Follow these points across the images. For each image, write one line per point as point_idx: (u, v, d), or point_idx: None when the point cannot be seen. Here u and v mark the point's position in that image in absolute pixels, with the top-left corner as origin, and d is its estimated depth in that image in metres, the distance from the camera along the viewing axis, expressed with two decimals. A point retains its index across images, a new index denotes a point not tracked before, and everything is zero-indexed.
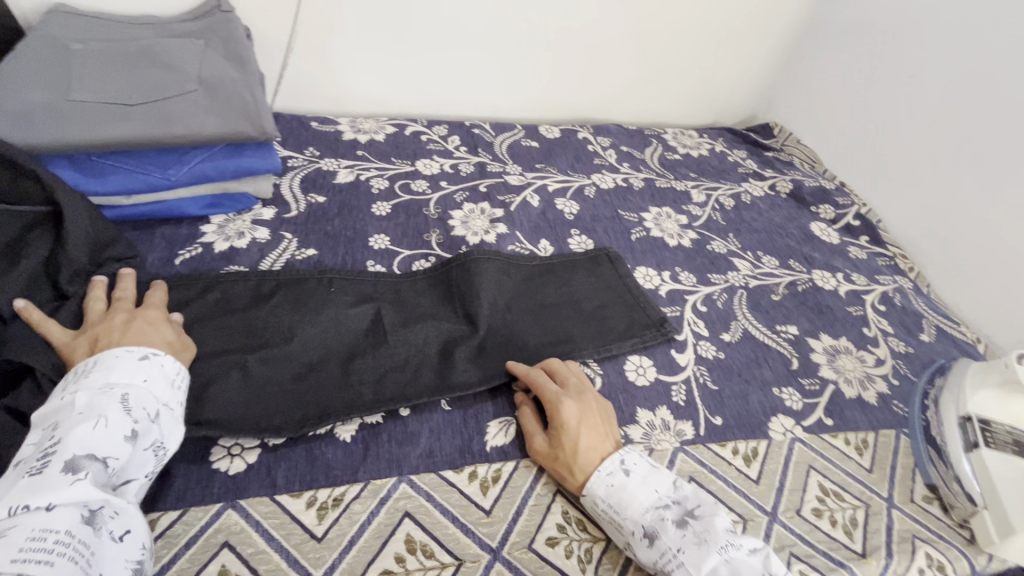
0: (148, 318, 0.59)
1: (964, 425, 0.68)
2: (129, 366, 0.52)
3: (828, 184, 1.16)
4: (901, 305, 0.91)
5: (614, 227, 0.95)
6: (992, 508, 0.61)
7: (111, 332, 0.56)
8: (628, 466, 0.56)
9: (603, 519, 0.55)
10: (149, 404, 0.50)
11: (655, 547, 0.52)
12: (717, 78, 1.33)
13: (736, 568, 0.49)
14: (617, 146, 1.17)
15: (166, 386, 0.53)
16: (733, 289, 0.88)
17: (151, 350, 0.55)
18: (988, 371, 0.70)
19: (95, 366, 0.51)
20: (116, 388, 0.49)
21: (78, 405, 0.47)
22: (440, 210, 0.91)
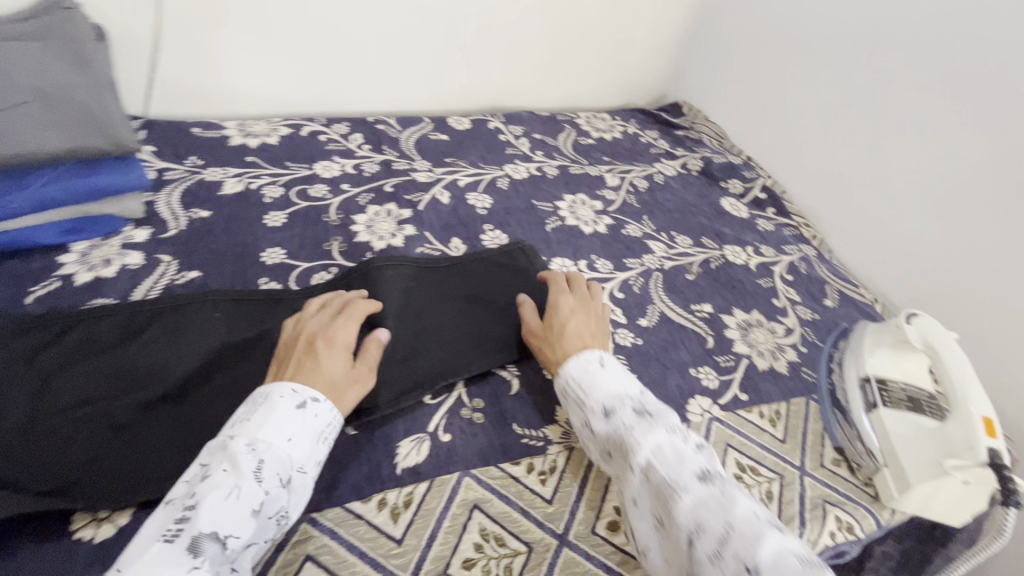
0: (327, 343, 0.58)
1: (864, 385, 0.70)
2: (282, 417, 0.49)
3: (735, 159, 1.19)
4: (806, 273, 0.95)
5: (528, 219, 0.93)
6: (891, 466, 0.63)
7: (296, 359, 0.56)
8: (606, 362, 0.62)
9: (569, 398, 0.60)
10: (283, 467, 0.47)
11: (610, 421, 0.56)
12: (626, 59, 1.32)
13: (681, 452, 0.52)
14: (530, 134, 1.15)
15: (313, 444, 0.50)
16: (649, 272, 0.88)
17: (314, 396, 0.52)
18: (882, 332, 0.73)
19: (261, 404, 0.50)
20: (261, 447, 0.47)
21: (225, 456, 0.45)
22: (342, 215, 0.85)
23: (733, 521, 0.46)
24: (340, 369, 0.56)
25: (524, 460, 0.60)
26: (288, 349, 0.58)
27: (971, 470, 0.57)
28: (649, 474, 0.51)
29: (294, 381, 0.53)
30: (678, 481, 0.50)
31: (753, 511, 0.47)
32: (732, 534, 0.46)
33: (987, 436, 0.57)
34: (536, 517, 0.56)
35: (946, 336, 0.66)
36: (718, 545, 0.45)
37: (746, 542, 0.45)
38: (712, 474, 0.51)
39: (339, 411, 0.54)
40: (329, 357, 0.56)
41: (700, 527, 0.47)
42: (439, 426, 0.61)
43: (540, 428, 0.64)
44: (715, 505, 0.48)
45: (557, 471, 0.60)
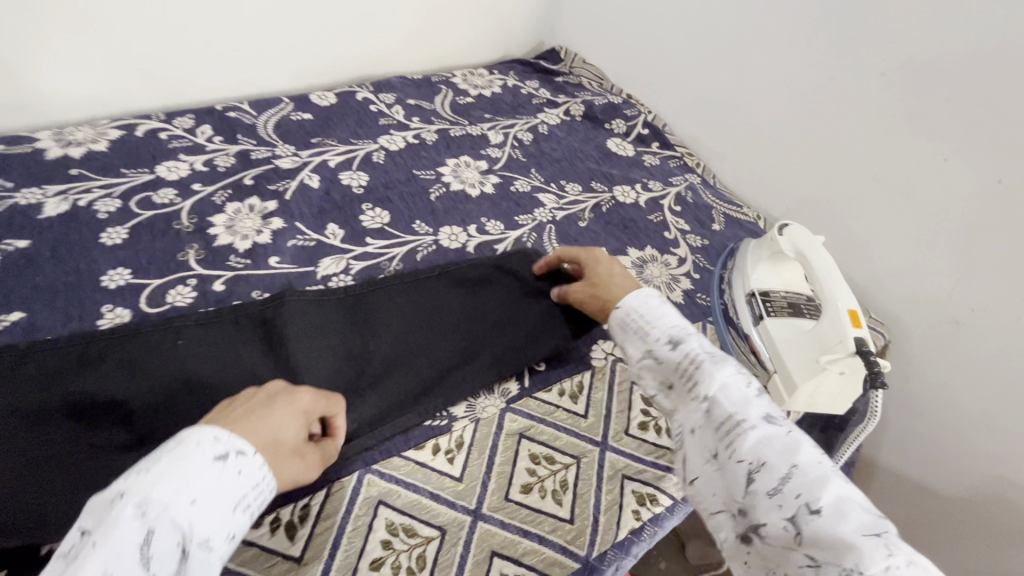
0: (289, 393, 0.47)
1: (750, 300, 0.72)
2: (193, 473, 0.36)
3: (616, 98, 1.18)
4: (693, 202, 0.97)
5: (410, 191, 0.88)
6: (779, 371, 0.66)
7: (247, 405, 0.44)
8: (663, 301, 0.58)
9: (628, 330, 0.57)
10: (180, 538, 0.35)
11: (679, 350, 0.52)
12: (494, 10, 1.26)
13: (748, 392, 0.48)
14: (403, 101, 1.08)
15: (230, 506, 0.37)
16: (542, 226, 0.87)
17: (242, 448, 0.39)
18: (761, 246, 0.76)
19: (169, 450, 0.37)
20: (155, 516, 0.34)
21: (102, 527, 0.32)
22: (196, 219, 0.76)
23: (798, 461, 0.42)
24: (290, 432, 0.44)
25: (428, 443, 0.58)
26: (242, 392, 0.46)
27: (844, 361, 0.60)
28: (711, 408, 0.48)
29: (228, 427, 0.41)
30: (744, 417, 0.46)
31: (818, 454, 0.43)
32: (796, 474, 0.41)
33: (853, 327, 0.61)
34: (446, 499, 0.54)
35: (813, 242, 0.70)
36: (779, 482, 0.42)
37: (810, 485, 0.41)
38: (776, 416, 0.46)
39: (272, 472, 0.41)
40: (286, 411, 0.45)
41: (761, 463, 0.43)
42: None
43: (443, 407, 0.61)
44: (780, 444, 0.44)
45: (465, 446, 0.58)
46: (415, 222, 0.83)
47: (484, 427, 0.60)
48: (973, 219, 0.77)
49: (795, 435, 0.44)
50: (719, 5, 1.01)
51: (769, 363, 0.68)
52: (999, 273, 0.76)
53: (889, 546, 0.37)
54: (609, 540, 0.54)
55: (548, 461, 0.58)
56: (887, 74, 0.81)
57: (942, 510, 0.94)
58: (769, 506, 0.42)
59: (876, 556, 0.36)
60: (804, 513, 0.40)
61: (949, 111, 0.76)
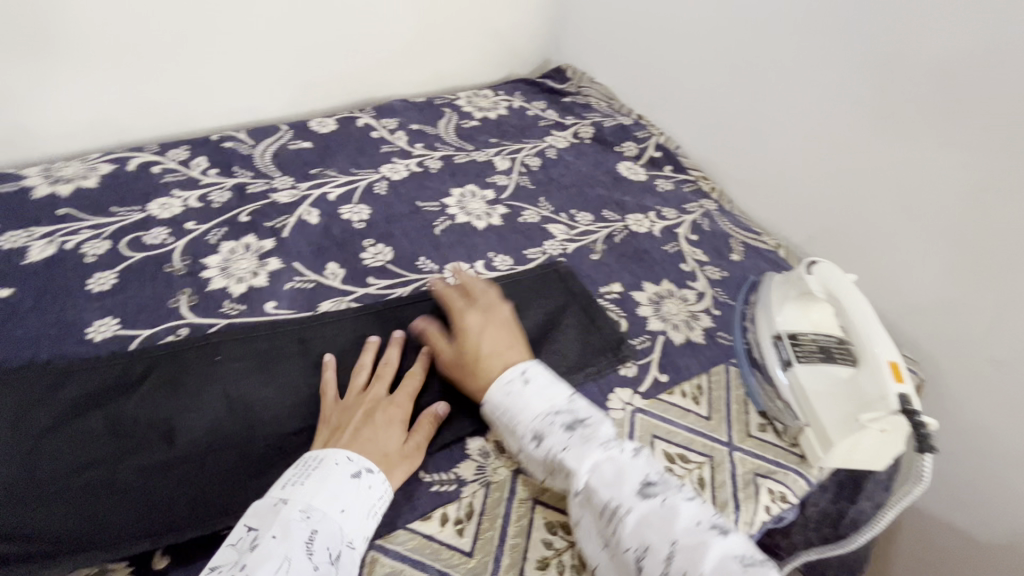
0: (387, 411, 0.56)
1: (777, 343, 0.68)
2: (337, 486, 0.47)
3: (626, 119, 1.14)
4: (710, 231, 0.93)
5: (414, 225, 0.84)
6: (813, 424, 0.62)
7: (354, 426, 0.54)
8: (529, 377, 0.57)
9: (497, 426, 0.57)
10: (334, 539, 0.44)
11: (541, 447, 0.53)
12: (499, 30, 1.23)
13: (622, 467, 0.51)
14: (406, 126, 1.04)
15: (364, 518, 0.47)
16: (553, 260, 0.82)
17: (369, 467, 0.50)
18: (788, 284, 0.71)
19: (316, 468, 0.48)
20: (314, 517, 0.44)
21: (277, 522, 0.43)
22: (189, 261, 0.72)
23: (677, 537, 0.46)
24: (395, 442, 0.54)
25: (435, 513, 0.53)
26: (344, 414, 0.55)
27: (887, 420, 0.56)
28: (591, 496, 0.50)
29: (350, 449, 0.51)
30: (620, 500, 0.49)
31: (693, 519, 0.47)
32: (676, 550, 0.45)
33: (895, 381, 0.56)
34: None
35: (843, 281, 0.65)
36: (664, 565, 0.45)
37: (692, 560, 0.44)
38: (652, 483, 0.50)
39: (390, 483, 0.51)
40: (389, 427, 0.55)
41: (645, 547, 0.46)
42: None
43: (451, 471, 0.57)
44: (659, 519, 0.47)
45: (475, 515, 0.54)
46: (420, 259, 0.79)
47: (495, 492, 0.56)
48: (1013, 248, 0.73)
49: (670, 505, 0.48)
50: (734, 25, 0.97)
51: (800, 414, 0.63)
52: None
53: None
54: None
55: (565, 531, 0.54)
56: (918, 100, 0.78)
57: (983, 558, 0.87)
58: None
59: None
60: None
61: (988, 139, 0.72)
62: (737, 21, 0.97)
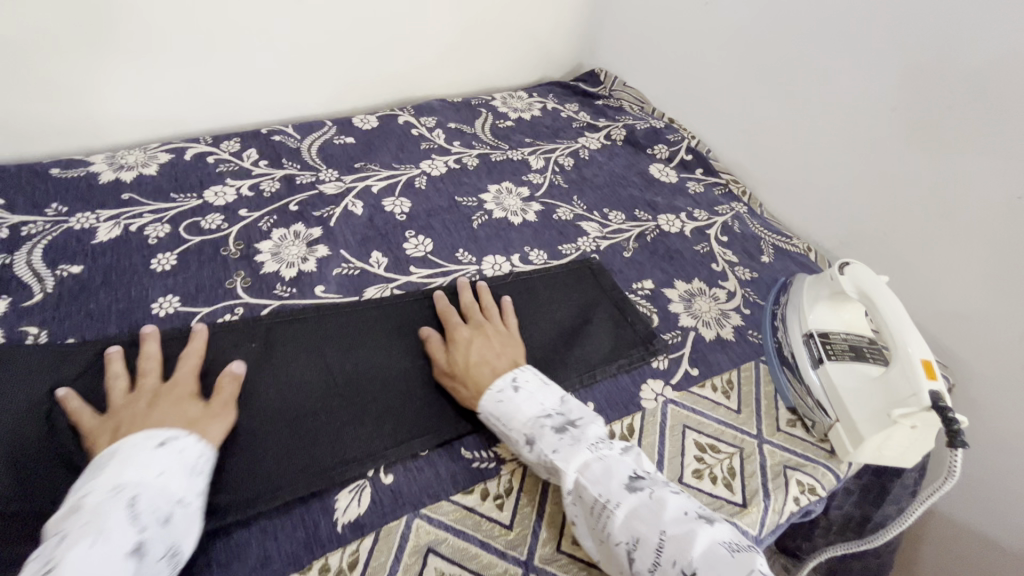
0: (137, 399, 0.53)
1: (808, 341, 0.70)
2: (140, 459, 0.46)
3: (658, 122, 1.16)
4: (740, 232, 0.94)
5: (453, 218, 0.87)
6: (843, 420, 0.63)
7: (134, 411, 0.51)
8: (519, 383, 0.59)
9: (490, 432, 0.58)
10: (161, 501, 0.44)
11: (534, 449, 0.54)
12: (534, 34, 1.26)
13: (609, 464, 0.52)
14: (445, 124, 1.08)
15: (185, 477, 0.47)
16: (586, 256, 0.85)
17: (172, 433, 0.49)
18: (819, 284, 0.73)
19: (114, 454, 0.46)
20: (128, 489, 0.43)
21: (86, 506, 0.42)
22: (243, 245, 0.76)
23: (665, 527, 0.47)
24: (195, 409, 0.53)
25: (476, 488, 0.56)
26: (126, 403, 0.52)
27: (918, 416, 0.57)
28: (582, 494, 0.51)
29: (150, 424, 0.49)
30: (609, 496, 0.50)
31: (681, 509, 0.48)
32: (665, 541, 0.46)
33: (928, 378, 0.57)
34: (496, 548, 0.52)
35: (876, 281, 0.67)
36: (655, 556, 0.46)
37: (680, 549, 0.45)
38: (640, 478, 0.51)
39: (206, 444, 0.51)
40: (170, 405, 0.53)
41: (636, 539, 0.47)
42: (380, 466, 0.56)
43: (491, 450, 0.60)
44: (648, 512, 0.48)
45: (514, 491, 0.57)
46: (459, 250, 0.82)
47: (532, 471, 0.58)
48: None
49: (658, 496, 0.49)
50: (769, 31, 0.99)
51: (830, 411, 0.65)
52: None
53: None
54: None
55: None
56: (954, 109, 0.78)
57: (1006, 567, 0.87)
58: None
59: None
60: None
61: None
62: (771, 27, 0.98)
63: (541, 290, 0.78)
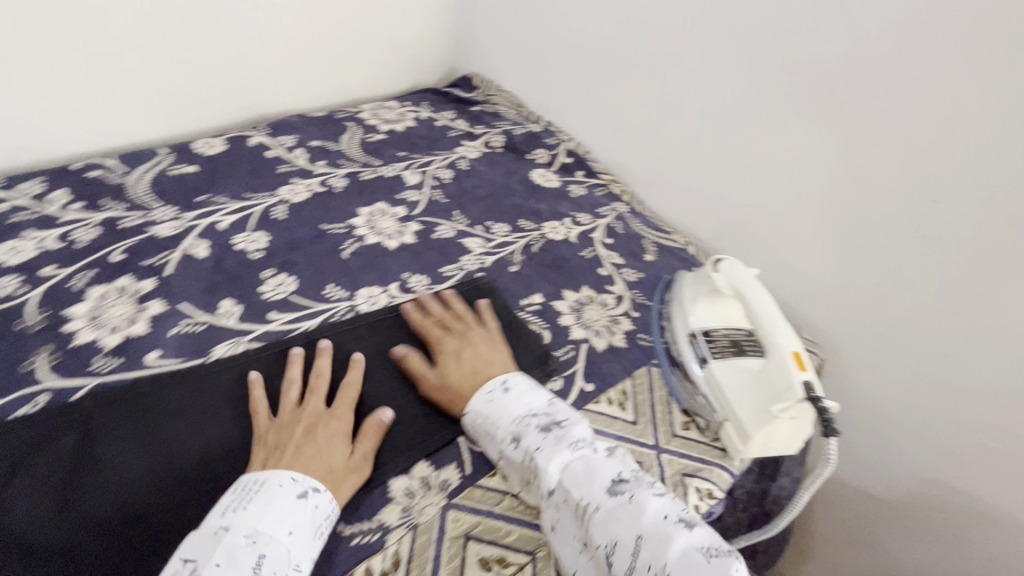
0: (319, 427, 0.55)
1: (693, 341, 0.70)
2: (281, 508, 0.46)
3: (535, 126, 1.14)
4: (624, 233, 0.95)
5: (319, 249, 0.78)
6: (730, 418, 0.64)
7: (295, 444, 0.52)
8: (509, 383, 0.59)
9: (477, 432, 0.58)
10: (281, 565, 0.44)
11: (521, 448, 0.54)
12: (399, 39, 1.19)
13: (593, 465, 0.51)
14: (306, 143, 0.98)
15: (310, 538, 0.46)
16: (471, 275, 0.80)
17: (315, 486, 0.49)
18: (697, 283, 0.74)
19: (258, 492, 0.47)
20: (260, 541, 0.44)
21: (219, 552, 0.42)
22: (47, 313, 0.62)
23: (643, 530, 0.46)
24: (341, 457, 0.53)
25: (359, 569, 0.49)
26: (283, 433, 0.54)
27: (794, 408, 0.58)
28: (565, 496, 0.50)
29: (294, 469, 0.50)
30: (589, 499, 0.49)
31: (662, 512, 0.47)
32: (642, 545, 0.45)
33: (799, 370, 0.59)
34: None
35: (747, 276, 0.69)
36: (631, 559, 0.45)
37: (656, 552, 0.44)
38: (625, 480, 0.50)
39: (337, 500, 0.50)
40: (331, 443, 0.54)
41: (614, 543, 0.46)
42: None
43: (374, 519, 0.53)
44: (625, 514, 0.47)
45: (403, 563, 0.50)
46: (328, 286, 0.73)
47: (423, 535, 0.52)
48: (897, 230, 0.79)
49: (637, 498, 0.48)
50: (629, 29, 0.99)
51: (718, 409, 0.66)
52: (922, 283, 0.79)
53: None
54: None
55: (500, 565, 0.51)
56: (800, 99, 0.83)
57: (888, 517, 0.94)
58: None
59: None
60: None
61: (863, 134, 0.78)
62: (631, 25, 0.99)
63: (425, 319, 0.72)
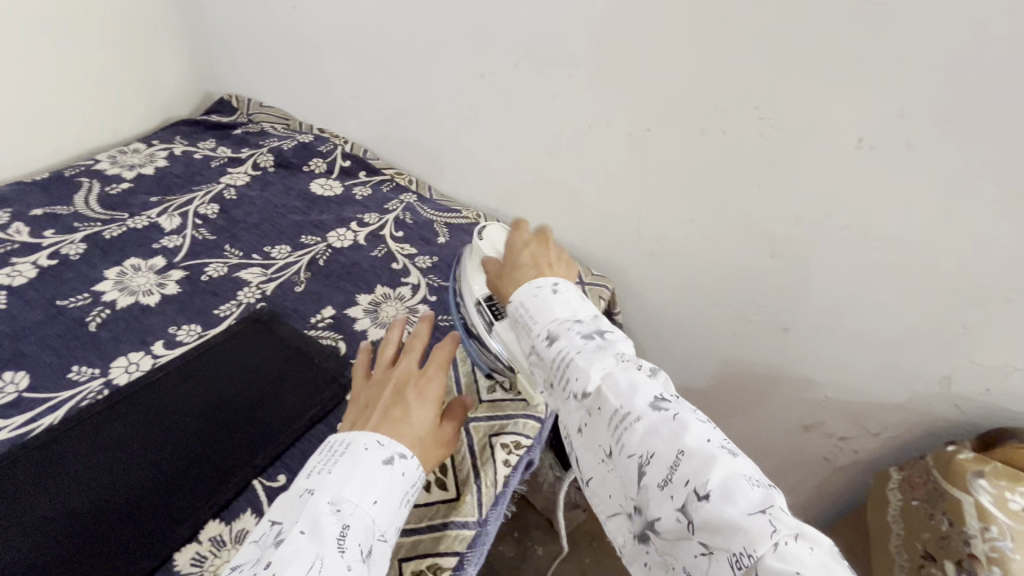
0: (413, 387, 0.55)
1: (479, 308, 0.68)
2: (368, 473, 0.46)
3: (307, 135, 1.10)
4: (414, 222, 0.96)
5: (55, 331, 0.68)
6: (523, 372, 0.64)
7: (384, 404, 0.53)
8: (559, 286, 0.57)
9: (520, 325, 0.56)
10: (366, 534, 0.44)
11: (556, 349, 0.51)
12: (122, 72, 1.05)
13: (636, 380, 0.46)
14: (25, 214, 0.84)
15: (395, 505, 0.47)
16: (251, 308, 0.76)
17: (400, 451, 0.49)
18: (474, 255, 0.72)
19: (344, 455, 0.48)
20: (347, 508, 0.44)
21: (308, 517, 0.43)
22: None
23: (683, 446, 0.41)
24: (426, 425, 0.53)
25: None
26: (376, 395, 0.55)
27: None
28: (599, 401, 0.47)
29: (379, 432, 0.50)
30: (630, 408, 0.45)
31: (707, 434, 0.42)
32: (682, 460, 0.41)
33: None
34: None
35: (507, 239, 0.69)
36: (668, 472, 0.41)
37: (696, 469, 0.40)
38: (667, 397, 0.46)
39: (422, 470, 0.51)
40: (417, 410, 0.53)
41: (651, 454, 0.43)
42: None
43: None
44: (668, 429, 0.43)
45: None
46: (72, 368, 0.65)
47: None
48: (635, 168, 0.85)
49: (682, 416, 0.43)
50: (348, 15, 0.94)
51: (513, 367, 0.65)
52: (669, 206, 0.86)
53: (774, 522, 0.36)
54: None
55: None
56: None
57: (709, 404, 1.07)
58: (662, 498, 0.41)
59: (760, 536, 0.36)
60: (691, 500, 0.39)
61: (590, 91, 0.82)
62: (348, 10, 0.93)
63: (202, 368, 0.67)
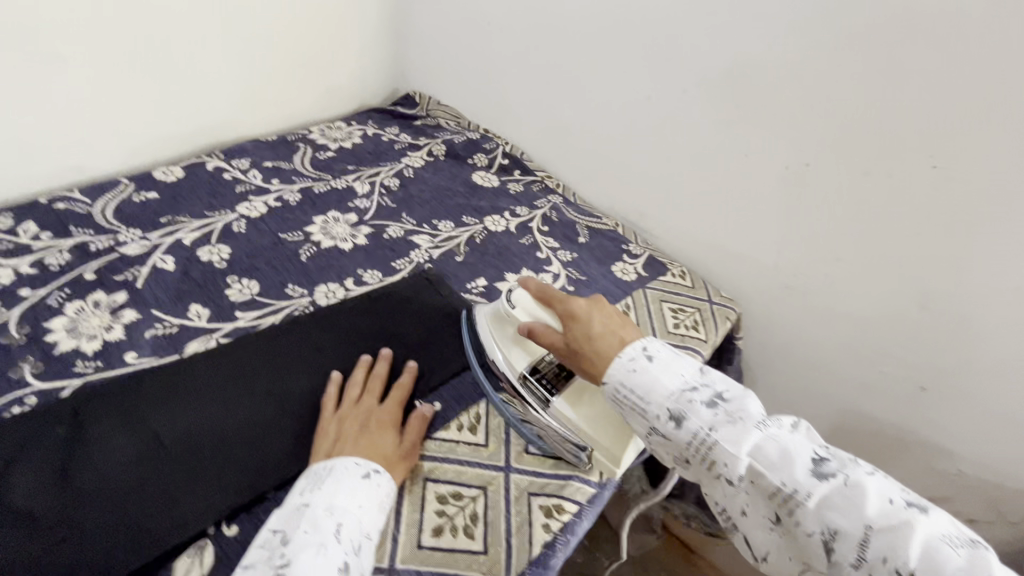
0: (377, 419, 0.63)
1: (529, 386, 0.66)
2: (352, 485, 0.54)
3: (474, 134, 1.25)
4: (558, 220, 1.05)
5: (278, 255, 0.86)
6: (598, 447, 0.64)
7: (354, 435, 0.60)
8: (651, 352, 0.59)
9: (626, 407, 0.58)
10: (356, 532, 0.51)
11: (689, 429, 0.53)
12: (341, 64, 1.27)
13: (786, 446, 0.50)
14: (260, 164, 1.05)
15: (377, 510, 0.53)
16: (420, 267, 0.89)
17: (376, 467, 0.56)
18: (501, 324, 0.70)
19: (328, 475, 0.55)
20: (337, 512, 0.51)
21: (306, 520, 0.50)
22: (29, 329, 0.68)
23: (868, 519, 0.45)
24: (394, 445, 0.61)
25: None
26: (342, 426, 0.62)
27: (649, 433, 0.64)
28: (753, 477, 0.50)
29: (356, 455, 0.58)
30: (796, 484, 0.48)
31: (880, 496, 0.46)
32: (870, 531, 0.44)
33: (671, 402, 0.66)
34: None
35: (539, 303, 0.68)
36: (857, 548, 0.44)
37: (889, 543, 0.43)
38: (825, 463, 0.49)
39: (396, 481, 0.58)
40: (385, 436, 0.61)
41: (835, 531, 0.46)
42: (222, 520, 0.56)
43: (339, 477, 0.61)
44: (836, 497, 0.46)
45: None
46: (289, 286, 0.81)
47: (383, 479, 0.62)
48: (787, 200, 0.88)
49: (852, 481, 0.47)
50: (539, 36, 1.07)
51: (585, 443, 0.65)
52: (815, 244, 0.88)
53: (972, 565, 0.41)
54: (524, 558, 0.56)
55: (455, 498, 0.60)
56: None
57: None
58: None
59: None
60: (886, 569, 0.43)
61: (758, 123, 0.86)
62: (541, 33, 1.07)
63: (387, 303, 0.81)
